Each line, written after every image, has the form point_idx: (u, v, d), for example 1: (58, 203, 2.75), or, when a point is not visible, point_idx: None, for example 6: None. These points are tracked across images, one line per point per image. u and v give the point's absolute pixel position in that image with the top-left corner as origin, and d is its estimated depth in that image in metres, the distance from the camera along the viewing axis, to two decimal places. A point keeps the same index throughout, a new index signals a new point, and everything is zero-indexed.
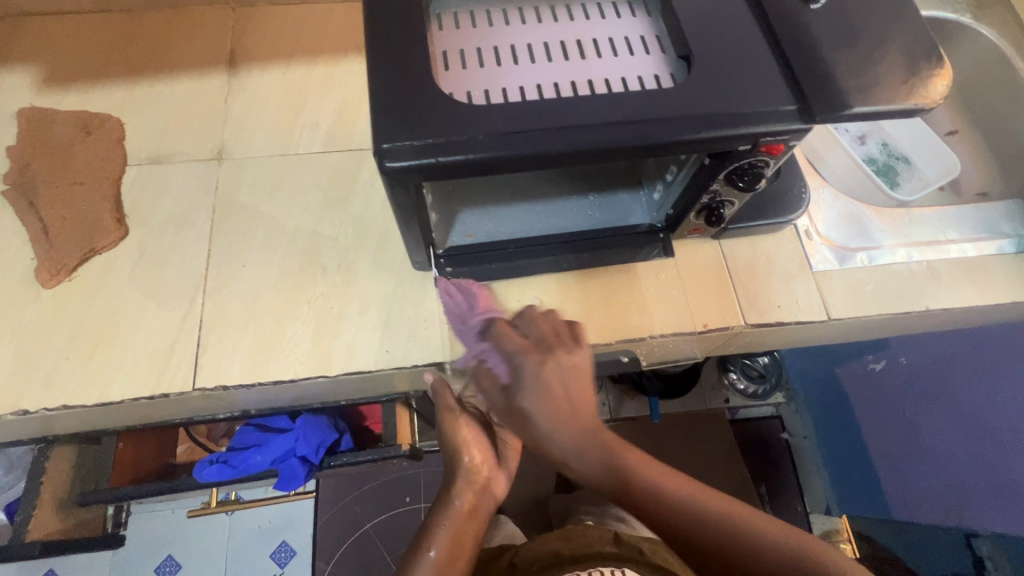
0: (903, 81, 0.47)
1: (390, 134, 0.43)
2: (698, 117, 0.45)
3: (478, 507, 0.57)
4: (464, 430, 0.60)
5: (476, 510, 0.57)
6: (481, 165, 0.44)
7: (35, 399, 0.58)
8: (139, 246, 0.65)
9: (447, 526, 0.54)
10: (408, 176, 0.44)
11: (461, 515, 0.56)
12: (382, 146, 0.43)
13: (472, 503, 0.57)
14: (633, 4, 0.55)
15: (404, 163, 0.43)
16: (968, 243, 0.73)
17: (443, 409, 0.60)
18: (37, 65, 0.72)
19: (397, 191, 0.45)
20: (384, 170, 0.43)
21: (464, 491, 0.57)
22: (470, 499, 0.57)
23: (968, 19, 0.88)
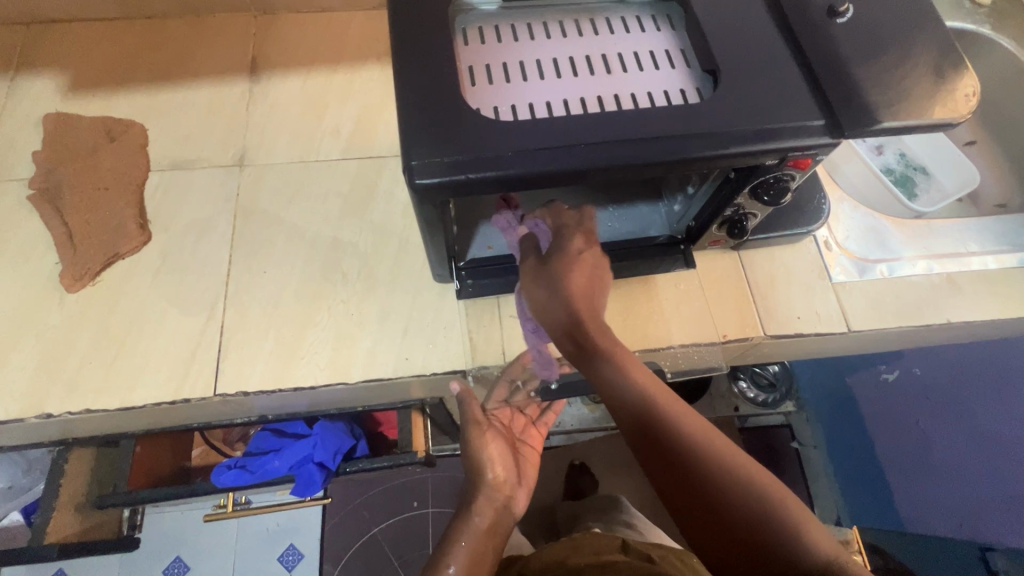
0: (931, 95, 0.47)
1: (420, 152, 0.43)
2: (727, 133, 0.45)
3: (494, 524, 0.65)
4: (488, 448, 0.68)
5: (493, 528, 0.64)
6: (509, 181, 0.44)
7: (59, 403, 0.58)
8: (161, 251, 0.66)
9: (467, 545, 0.61)
10: (438, 193, 0.44)
11: (481, 532, 0.63)
12: (411, 162, 0.43)
13: (491, 523, 0.64)
14: (657, 17, 0.55)
15: (433, 179, 0.43)
16: (989, 256, 0.72)
17: (471, 426, 0.66)
18: (63, 71, 0.74)
19: (425, 207, 0.46)
20: (414, 187, 0.43)
21: (485, 510, 0.65)
22: (488, 518, 0.64)
23: (987, 30, 0.88)
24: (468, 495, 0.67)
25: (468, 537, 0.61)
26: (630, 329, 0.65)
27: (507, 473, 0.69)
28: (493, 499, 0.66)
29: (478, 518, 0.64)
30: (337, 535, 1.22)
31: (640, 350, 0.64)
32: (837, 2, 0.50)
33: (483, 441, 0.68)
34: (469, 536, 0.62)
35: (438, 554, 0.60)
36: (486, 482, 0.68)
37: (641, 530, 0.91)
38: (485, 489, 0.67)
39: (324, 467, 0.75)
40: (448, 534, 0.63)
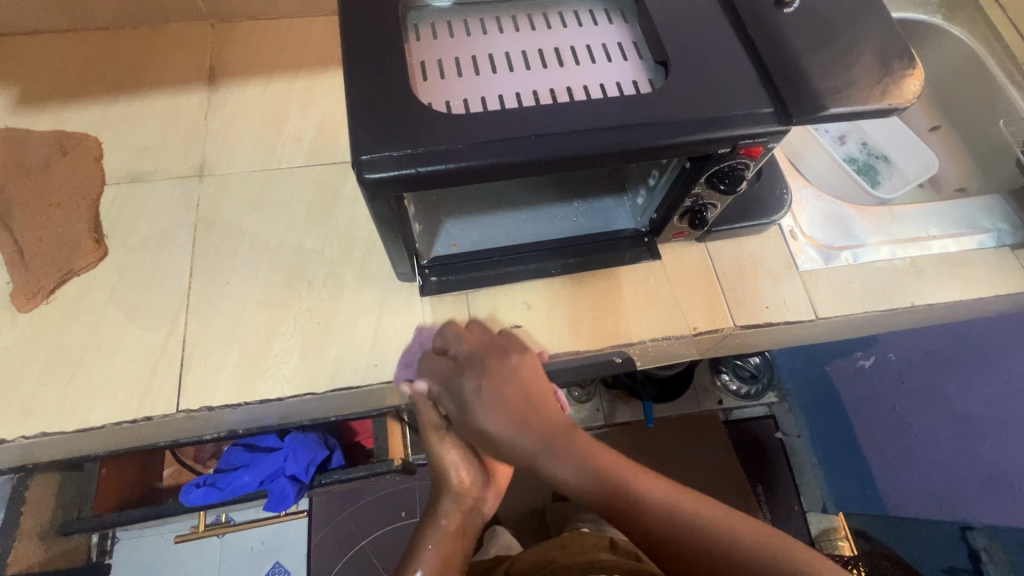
0: (878, 80, 0.47)
1: (370, 147, 0.43)
2: (679, 122, 0.45)
3: (459, 539, 0.63)
4: (448, 454, 0.62)
5: (455, 540, 0.62)
6: (462, 175, 0.44)
7: (13, 428, 0.56)
8: (118, 267, 0.64)
9: (437, 547, 0.61)
10: (388, 188, 0.43)
11: (445, 550, 0.61)
12: (360, 157, 0.42)
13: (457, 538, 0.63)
14: (610, 11, 0.55)
15: (382, 174, 0.42)
16: (949, 239, 0.74)
17: (427, 428, 0.60)
18: (11, 85, 0.71)
19: (377, 204, 0.45)
20: (365, 182, 0.42)
21: (452, 512, 0.63)
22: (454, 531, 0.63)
23: (938, 20, 0.91)
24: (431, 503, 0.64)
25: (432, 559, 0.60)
26: (601, 325, 0.65)
27: (474, 479, 0.64)
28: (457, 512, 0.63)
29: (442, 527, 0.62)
30: (323, 550, 1.19)
31: (609, 346, 0.64)
32: None
33: (442, 448, 0.62)
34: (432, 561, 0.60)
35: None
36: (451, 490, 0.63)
37: (631, 531, 0.90)
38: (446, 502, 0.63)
39: (297, 480, 0.74)
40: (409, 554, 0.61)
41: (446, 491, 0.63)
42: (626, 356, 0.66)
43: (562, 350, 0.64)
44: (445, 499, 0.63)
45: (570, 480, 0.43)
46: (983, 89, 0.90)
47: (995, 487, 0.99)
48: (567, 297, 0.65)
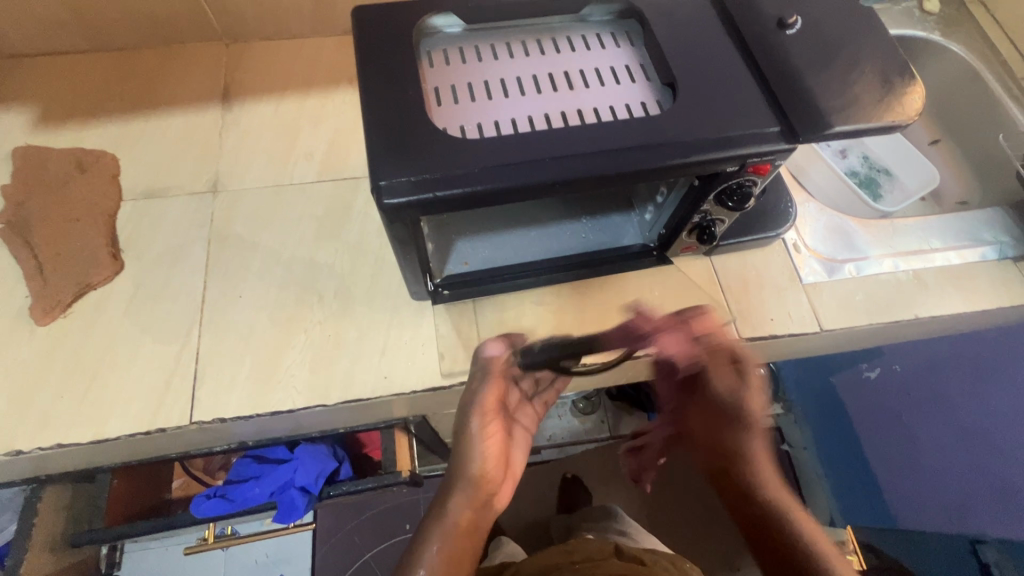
0: (880, 99, 0.49)
1: (388, 172, 0.44)
2: (687, 143, 0.47)
3: (468, 537, 0.58)
4: (488, 441, 0.62)
5: (466, 537, 0.58)
6: (479, 198, 0.45)
7: (29, 440, 0.57)
8: (134, 281, 0.65)
9: (440, 545, 0.56)
10: (406, 212, 0.45)
11: (451, 545, 0.56)
12: (379, 183, 0.44)
13: (469, 536, 0.58)
14: (617, 34, 0.57)
15: (401, 199, 0.44)
16: (952, 252, 0.75)
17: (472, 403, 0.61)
18: (33, 104, 0.74)
19: (396, 226, 0.46)
20: (383, 207, 0.44)
21: (464, 507, 0.59)
22: (465, 529, 0.58)
23: (936, 37, 0.92)
24: (442, 495, 0.60)
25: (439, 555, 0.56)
26: None
27: (490, 470, 0.61)
28: (470, 508, 0.59)
29: (450, 519, 0.58)
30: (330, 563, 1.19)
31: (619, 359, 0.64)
32: (786, 14, 0.53)
33: (481, 432, 0.61)
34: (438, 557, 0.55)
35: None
36: (468, 479, 0.60)
37: (634, 535, 0.91)
38: (457, 492, 0.59)
39: (307, 492, 0.74)
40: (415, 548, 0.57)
41: (462, 480, 0.60)
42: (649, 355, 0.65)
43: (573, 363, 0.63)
44: (456, 489, 0.60)
45: (750, 454, 0.69)
46: (983, 103, 0.91)
47: (1005, 500, 1.01)
48: (574, 310, 0.66)
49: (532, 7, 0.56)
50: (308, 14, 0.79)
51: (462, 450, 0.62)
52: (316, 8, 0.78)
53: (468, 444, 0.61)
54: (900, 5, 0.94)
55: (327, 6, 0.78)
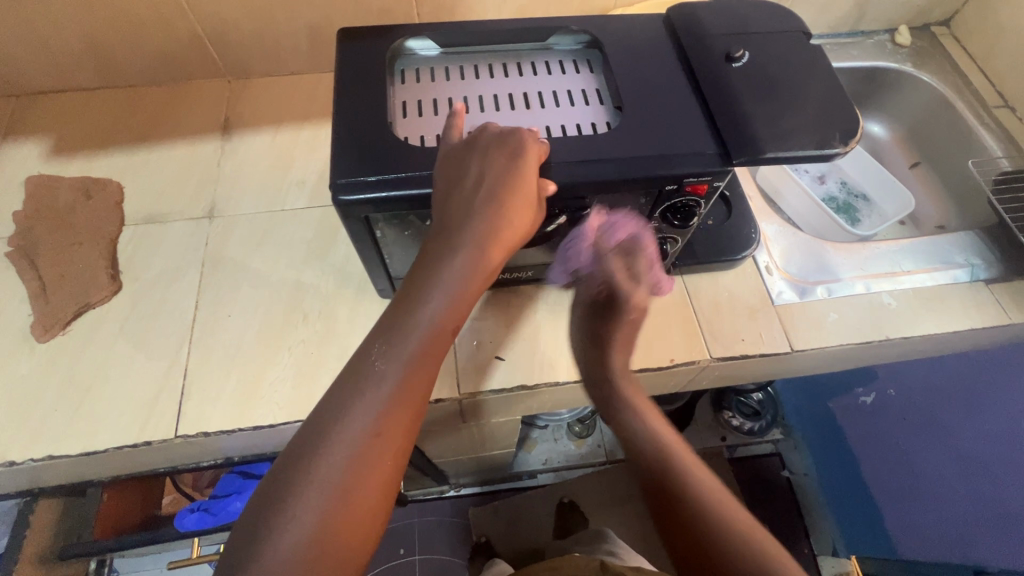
0: (817, 129, 0.52)
1: (348, 172, 0.49)
2: (624, 160, 0.51)
3: (392, 436, 0.43)
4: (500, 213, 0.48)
5: (386, 446, 0.42)
6: (426, 200, 0.50)
7: (22, 451, 0.60)
8: (131, 301, 0.69)
9: (350, 443, 0.41)
10: (360, 208, 0.49)
11: (363, 443, 0.41)
12: (339, 181, 0.49)
13: (391, 437, 0.43)
14: (579, 62, 0.61)
15: (356, 196, 0.48)
16: (923, 274, 0.76)
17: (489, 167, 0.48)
18: (47, 137, 0.79)
19: (350, 221, 0.51)
20: (339, 202, 0.48)
21: (387, 380, 0.43)
22: (389, 432, 0.42)
23: (908, 67, 0.96)
24: (364, 378, 0.43)
25: (347, 458, 0.41)
26: None
27: (435, 355, 0.46)
28: (400, 400, 0.43)
29: (371, 414, 0.42)
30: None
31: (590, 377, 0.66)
32: (733, 49, 0.57)
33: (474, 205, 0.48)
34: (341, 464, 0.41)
35: (283, 492, 0.39)
36: (404, 360, 0.44)
37: (622, 555, 0.90)
38: (385, 380, 0.43)
39: None
40: (309, 445, 0.41)
41: (393, 362, 0.44)
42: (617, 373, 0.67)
43: (544, 381, 0.66)
44: (388, 372, 0.44)
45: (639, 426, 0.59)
46: (955, 131, 0.94)
47: (1005, 527, 0.97)
48: (549, 331, 0.69)
49: (499, 34, 0.60)
50: (305, 52, 0.84)
51: (404, 322, 0.45)
52: (312, 46, 0.84)
53: (420, 311, 0.46)
54: (872, 38, 0.98)
55: (323, 45, 0.84)
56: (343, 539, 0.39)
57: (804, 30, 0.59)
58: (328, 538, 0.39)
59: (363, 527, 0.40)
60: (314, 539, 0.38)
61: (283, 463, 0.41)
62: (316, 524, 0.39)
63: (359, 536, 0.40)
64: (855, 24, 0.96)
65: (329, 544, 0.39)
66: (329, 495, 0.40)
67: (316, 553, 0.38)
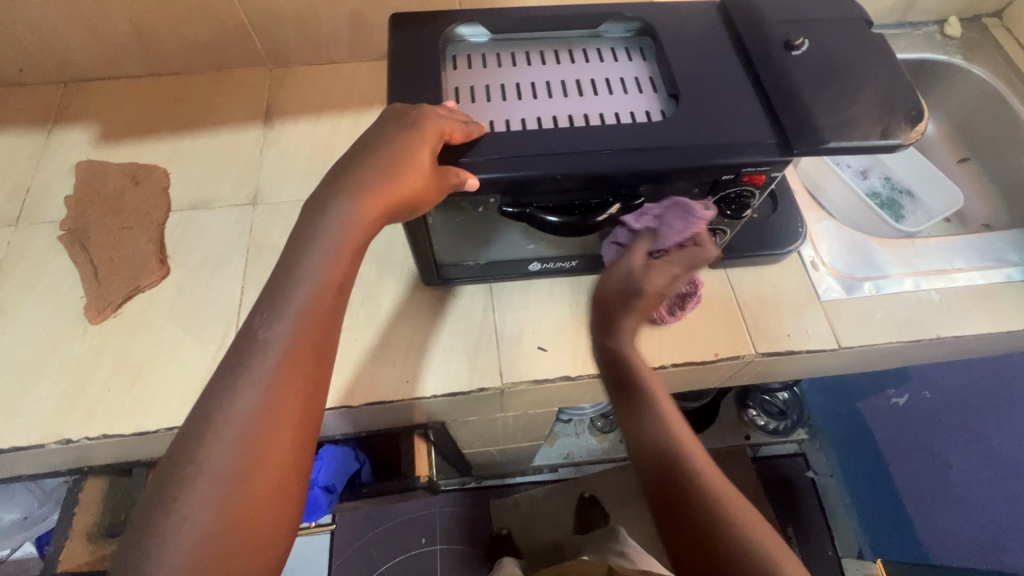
0: (881, 119, 0.50)
1: None
2: (682, 148, 0.51)
3: (286, 405, 0.39)
4: (386, 161, 0.45)
5: (280, 415, 0.38)
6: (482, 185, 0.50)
7: (79, 429, 0.61)
8: (179, 285, 0.70)
9: (239, 420, 0.37)
10: None
11: (257, 416, 0.38)
12: None
13: (286, 412, 0.38)
14: (631, 49, 0.60)
15: None
16: (974, 272, 0.74)
17: (381, 132, 0.46)
18: (95, 124, 0.81)
19: None
20: None
21: (270, 344, 0.39)
22: (282, 408, 0.38)
23: (959, 59, 0.93)
24: (245, 351, 0.39)
25: (235, 446, 0.37)
26: None
27: (324, 309, 0.41)
28: (287, 369, 0.39)
29: (258, 392, 0.38)
30: (354, 563, 1.29)
31: None
32: (792, 37, 0.55)
33: (365, 158, 0.45)
34: (230, 455, 0.37)
35: (169, 495, 0.35)
36: (290, 322, 0.40)
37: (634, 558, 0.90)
38: (270, 345, 0.39)
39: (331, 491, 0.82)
40: (192, 440, 0.37)
41: (277, 329, 0.40)
42: (661, 365, 0.67)
43: (587, 372, 0.66)
44: (271, 342, 0.39)
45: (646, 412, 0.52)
46: (1008, 125, 0.91)
47: None
48: (591, 322, 0.69)
49: (551, 22, 0.59)
50: (346, 41, 0.84)
51: (289, 280, 0.41)
52: (354, 35, 0.84)
53: (302, 269, 0.42)
54: (920, 29, 0.95)
55: (364, 33, 0.83)
56: (251, 538, 0.36)
57: (866, 17, 0.57)
58: (228, 536, 0.35)
59: (265, 515, 0.36)
60: (213, 542, 0.35)
61: (161, 471, 0.37)
62: (210, 525, 0.35)
63: (270, 531, 0.37)
64: (904, 15, 0.94)
65: (235, 542, 0.35)
66: (220, 491, 0.36)
67: (224, 553, 0.35)
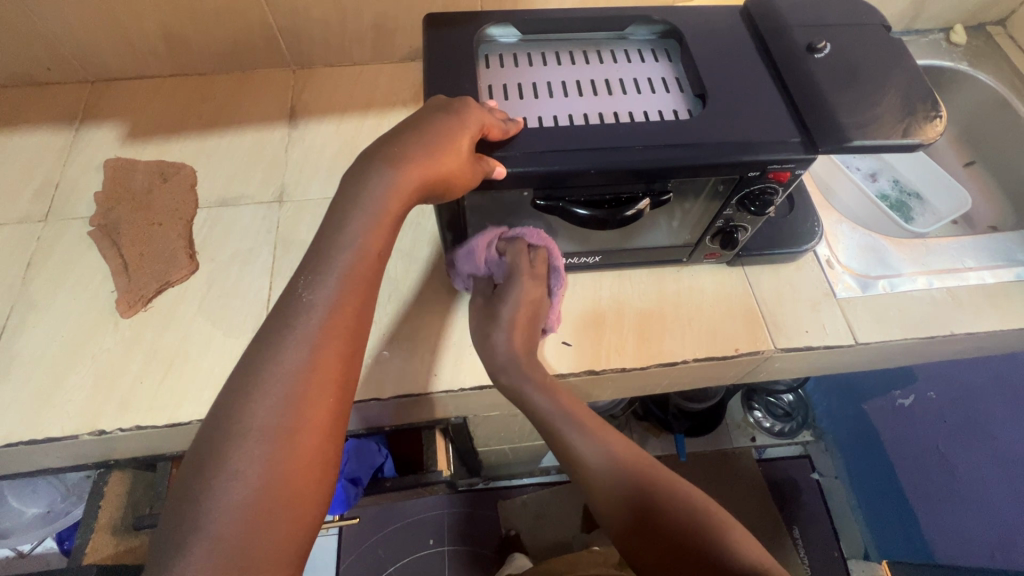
0: (902, 119, 0.52)
1: None
2: (711, 145, 0.52)
3: (328, 366, 0.41)
4: (431, 139, 0.46)
5: (322, 378, 0.40)
6: (517, 179, 0.51)
7: (112, 420, 0.62)
8: (208, 280, 0.71)
9: (285, 378, 0.39)
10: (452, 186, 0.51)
11: (302, 376, 0.40)
12: None
13: (328, 372, 0.41)
14: (657, 51, 0.62)
15: None
16: (985, 271, 0.76)
17: (425, 115, 0.48)
18: (123, 122, 0.82)
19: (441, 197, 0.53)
20: None
21: (315, 307, 0.41)
22: (325, 369, 0.40)
23: (965, 66, 0.95)
24: (290, 313, 0.41)
25: (282, 404, 0.39)
26: (642, 343, 0.69)
27: (365, 276, 0.43)
28: (330, 334, 0.41)
29: (303, 353, 0.40)
30: (364, 563, 1.30)
31: (655, 364, 0.67)
32: (815, 41, 0.57)
33: (408, 135, 0.46)
34: (275, 412, 0.39)
35: (218, 449, 0.37)
36: (333, 287, 0.42)
37: None
38: (314, 309, 0.41)
39: (354, 484, 0.82)
40: (237, 396, 0.39)
41: (320, 293, 0.42)
42: (683, 360, 0.68)
43: (610, 366, 0.67)
44: (315, 306, 0.41)
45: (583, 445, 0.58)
46: (1014, 130, 0.94)
47: None
48: (614, 318, 0.70)
49: (580, 24, 0.61)
50: (369, 43, 0.86)
51: (331, 245, 0.43)
52: (377, 37, 0.85)
53: (343, 235, 0.43)
54: (927, 36, 0.98)
55: (387, 36, 0.85)
56: (298, 489, 0.38)
57: (884, 23, 0.60)
58: (275, 488, 0.37)
59: (308, 471, 0.39)
60: (261, 494, 0.37)
61: (207, 426, 0.39)
62: (258, 479, 0.37)
63: (313, 483, 0.39)
64: (911, 22, 0.96)
65: (281, 493, 0.37)
66: (268, 446, 0.38)
67: (272, 504, 0.37)
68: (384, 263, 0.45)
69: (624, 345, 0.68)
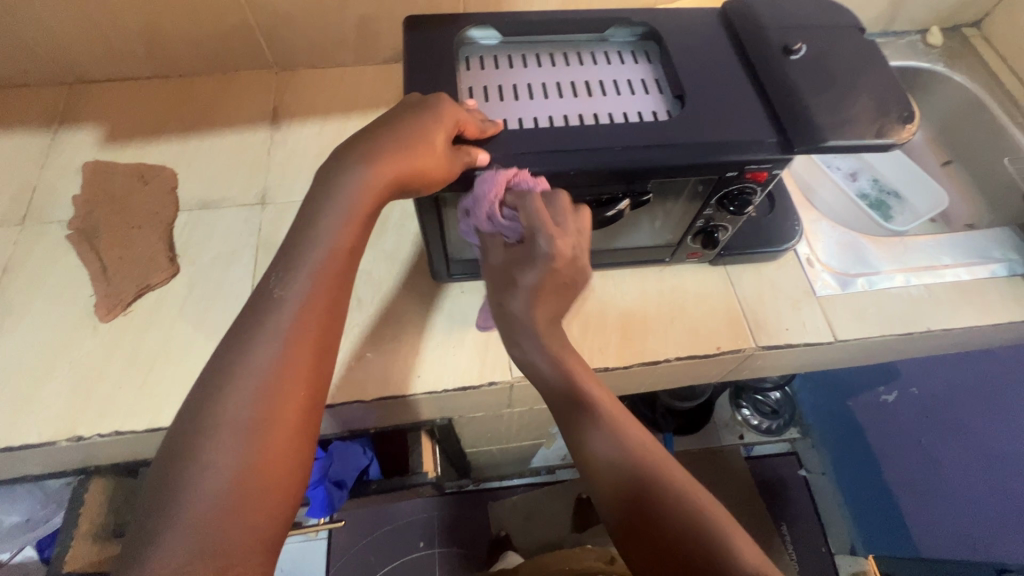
0: (875, 119, 0.53)
1: None
2: (689, 146, 0.53)
3: (301, 361, 0.41)
4: (403, 135, 0.46)
5: (295, 372, 0.40)
6: None
7: (91, 426, 0.61)
8: (189, 283, 0.70)
9: (257, 374, 0.39)
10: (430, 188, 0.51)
11: (275, 371, 0.40)
12: None
13: (301, 368, 0.40)
14: (636, 53, 0.63)
15: None
16: (961, 268, 0.77)
17: (401, 111, 0.48)
18: (102, 124, 0.81)
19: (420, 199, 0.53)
20: None
21: (287, 303, 0.41)
22: (298, 364, 0.40)
23: (941, 67, 0.97)
24: (263, 310, 0.41)
25: (255, 400, 0.39)
26: (625, 342, 0.69)
27: (339, 272, 0.44)
28: (302, 330, 0.41)
29: (275, 348, 0.40)
30: (352, 566, 1.29)
31: (638, 363, 0.68)
32: (791, 42, 0.58)
33: (381, 132, 0.47)
34: (248, 407, 0.39)
35: (190, 446, 0.37)
36: (305, 284, 0.42)
37: None
38: (287, 305, 0.41)
39: (340, 487, 0.82)
40: (211, 393, 0.39)
41: (293, 289, 0.42)
42: (665, 359, 0.68)
43: (594, 366, 0.67)
44: (287, 302, 0.41)
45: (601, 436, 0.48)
46: (989, 131, 0.96)
47: None
48: (597, 318, 0.70)
49: (560, 26, 0.62)
50: (352, 46, 0.86)
51: (306, 243, 0.43)
52: (360, 39, 0.85)
53: (316, 232, 0.44)
54: (904, 38, 1.00)
55: (370, 38, 0.85)
56: (271, 482, 0.38)
57: (858, 25, 0.60)
58: (247, 483, 0.37)
59: (281, 465, 0.39)
60: (234, 488, 0.37)
61: (181, 425, 0.38)
62: (231, 473, 0.37)
63: (286, 478, 0.39)
64: (888, 25, 0.98)
65: (254, 487, 0.37)
66: (239, 441, 0.38)
67: (246, 498, 0.37)
68: (359, 259, 0.45)
69: (607, 344, 0.69)
